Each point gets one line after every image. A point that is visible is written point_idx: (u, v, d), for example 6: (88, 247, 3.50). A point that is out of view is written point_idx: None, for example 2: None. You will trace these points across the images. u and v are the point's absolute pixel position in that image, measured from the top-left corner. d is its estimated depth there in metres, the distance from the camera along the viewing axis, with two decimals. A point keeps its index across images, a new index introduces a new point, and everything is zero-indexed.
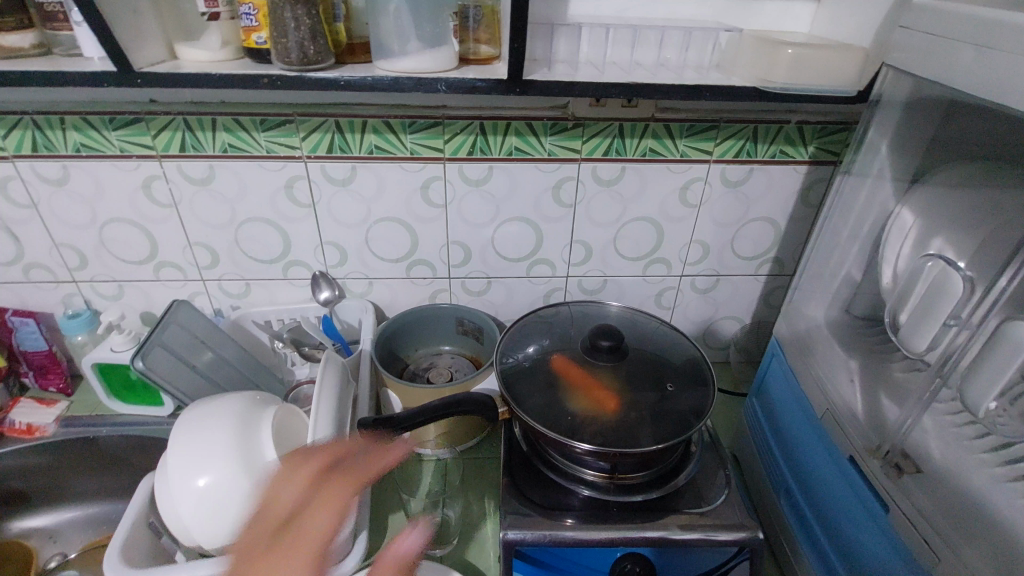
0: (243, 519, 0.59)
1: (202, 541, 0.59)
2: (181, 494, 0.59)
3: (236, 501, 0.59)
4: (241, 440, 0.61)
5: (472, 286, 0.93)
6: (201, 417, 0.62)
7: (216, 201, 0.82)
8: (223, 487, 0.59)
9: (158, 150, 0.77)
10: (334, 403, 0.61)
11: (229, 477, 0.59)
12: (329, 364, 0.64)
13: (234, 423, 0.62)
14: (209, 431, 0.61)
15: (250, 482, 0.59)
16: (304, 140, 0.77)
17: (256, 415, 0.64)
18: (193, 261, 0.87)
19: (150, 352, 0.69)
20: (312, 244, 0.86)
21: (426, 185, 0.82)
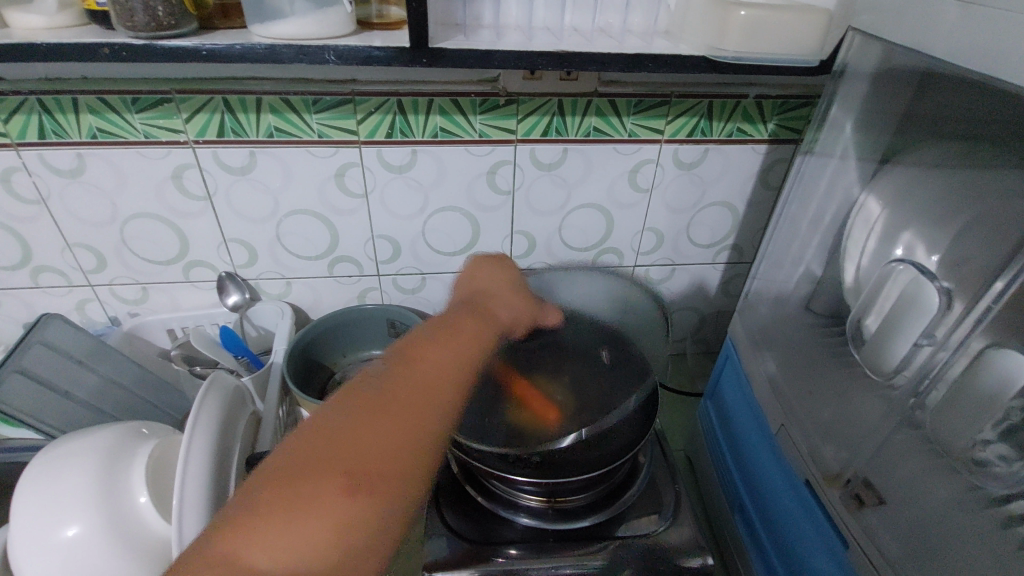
0: None
1: None
2: (33, 556, 0.50)
3: (99, 563, 0.50)
4: (104, 487, 0.51)
5: (405, 283, 0.83)
6: (55, 463, 0.53)
7: (93, 195, 0.70)
8: (81, 547, 0.49)
9: (12, 137, 0.64)
10: (214, 441, 0.51)
11: (89, 535, 0.50)
12: (210, 393, 0.54)
13: (96, 466, 0.52)
14: (66, 477, 0.52)
15: (116, 537, 0.50)
16: (189, 122, 0.65)
17: (124, 457, 0.54)
18: (76, 265, 0.75)
19: (3, 381, 0.59)
20: (214, 242, 0.75)
21: (341, 172, 0.71)
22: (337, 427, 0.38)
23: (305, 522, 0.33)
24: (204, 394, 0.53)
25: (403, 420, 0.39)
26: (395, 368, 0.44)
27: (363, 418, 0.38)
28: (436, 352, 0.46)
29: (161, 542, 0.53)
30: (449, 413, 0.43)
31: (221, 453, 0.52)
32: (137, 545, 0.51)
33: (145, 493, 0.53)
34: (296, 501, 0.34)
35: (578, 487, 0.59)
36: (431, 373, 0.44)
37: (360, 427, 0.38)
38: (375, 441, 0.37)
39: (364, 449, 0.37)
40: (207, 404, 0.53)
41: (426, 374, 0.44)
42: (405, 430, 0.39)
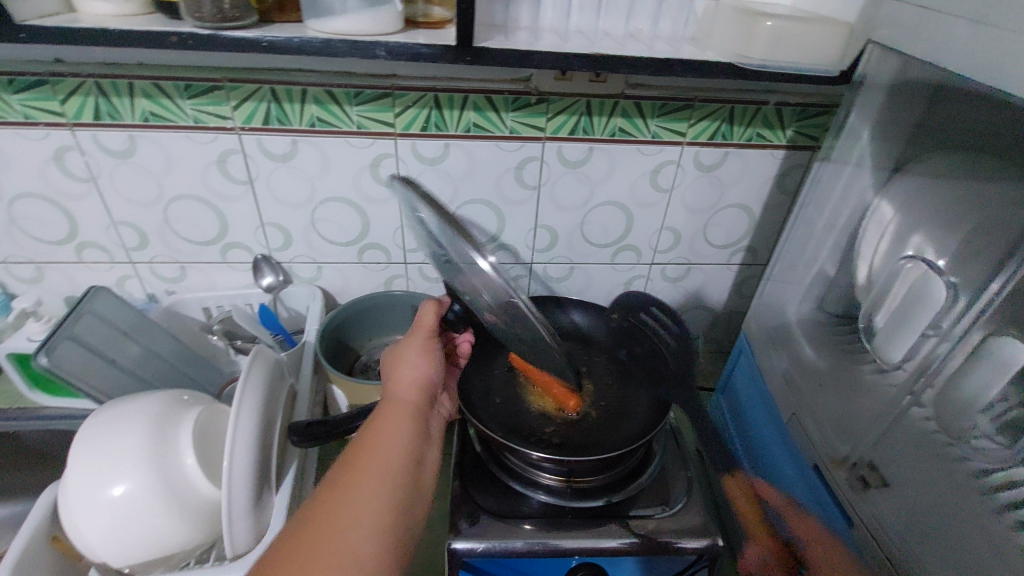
0: (155, 536, 0.53)
1: (112, 558, 0.54)
2: (87, 510, 0.53)
3: (151, 518, 0.53)
4: (154, 447, 0.54)
5: (430, 272, 0.87)
6: (108, 424, 0.56)
7: (141, 176, 0.73)
8: (132, 502, 0.53)
9: (68, 118, 0.68)
10: (262, 412, 0.55)
11: (141, 492, 0.53)
12: (260, 369, 0.57)
13: (146, 426, 0.55)
14: (118, 436, 0.55)
15: (166, 494, 0.53)
16: (236, 110, 0.69)
17: (172, 420, 0.57)
18: (119, 242, 0.79)
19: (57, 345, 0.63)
20: (252, 225, 0.79)
21: (376, 162, 0.74)
22: (278, 560, 0.40)
23: None
24: (252, 369, 0.56)
25: (331, 534, 0.41)
26: (336, 478, 0.46)
27: (296, 549, 0.41)
28: (370, 445, 0.49)
29: (206, 500, 0.56)
30: (378, 500, 0.44)
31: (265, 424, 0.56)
32: (185, 504, 0.55)
33: (191, 456, 0.56)
34: None
35: (593, 469, 0.62)
36: (359, 468, 0.46)
37: (292, 560, 0.40)
38: (304, 565, 0.39)
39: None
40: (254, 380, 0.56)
41: (353, 475, 0.46)
42: (352, 538, 0.41)
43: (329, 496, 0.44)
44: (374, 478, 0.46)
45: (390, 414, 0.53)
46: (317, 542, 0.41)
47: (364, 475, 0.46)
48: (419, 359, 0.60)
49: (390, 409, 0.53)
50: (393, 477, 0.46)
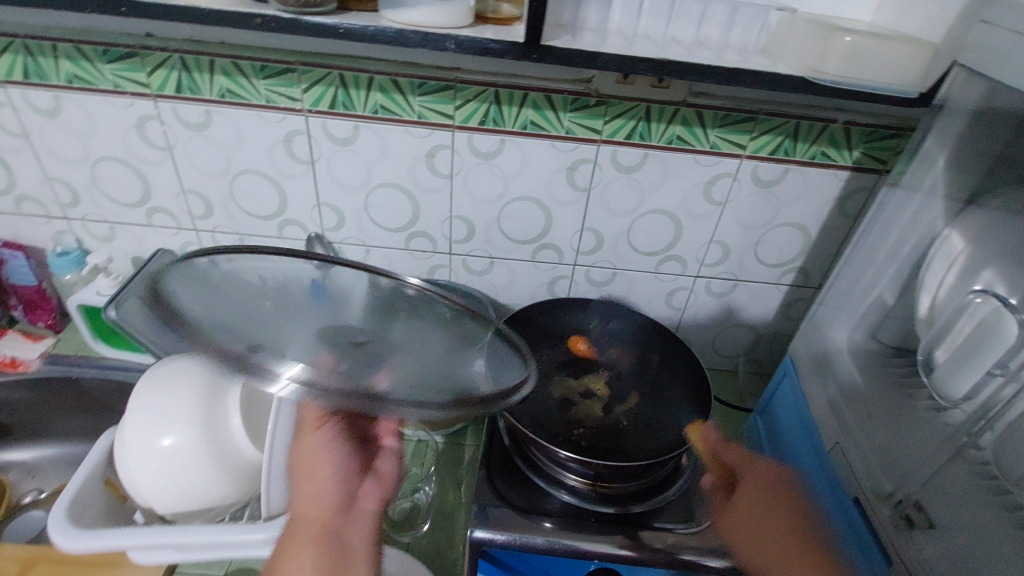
0: (200, 488, 0.57)
1: (158, 504, 0.57)
2: (140, 455, 0.57)
3: (197, 471, 0.56)
4: (205, 404, 0.57)
5: (474, 265, 0.87)
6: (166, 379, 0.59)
7: (213, 149, 0.77)
8: (181, 453, 0.56)
9: (153, 89, 0.72)
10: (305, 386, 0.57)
11: (190, 447, 0.56)
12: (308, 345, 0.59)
13: (199, 384, 0.58)
14: (173, 391, 0.58)
15: (213, 452, 0.56)
16: (306, 92, 0.72)
17: None
18: (186, 210, 0.83)
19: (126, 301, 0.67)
20: (309, 204, 0.82)
21: (432, 153, 0.76)
22: None
23: None
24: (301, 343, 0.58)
25: None
26: None
27: None
28: None
29: (247, 459, 0.59)
30: None
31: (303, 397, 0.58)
32: (229, 462, 0.57)
33: (238, 418, 0.59)
34: None
35: (619, 476, 0.62)
36: None
37: None
38: None
39: None
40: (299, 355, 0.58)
41: None
42: None
43: None
44: None
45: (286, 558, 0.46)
46: None
47: None
48: (315, 473, 0.51)
49: (286, 551, 0.47)
50: None
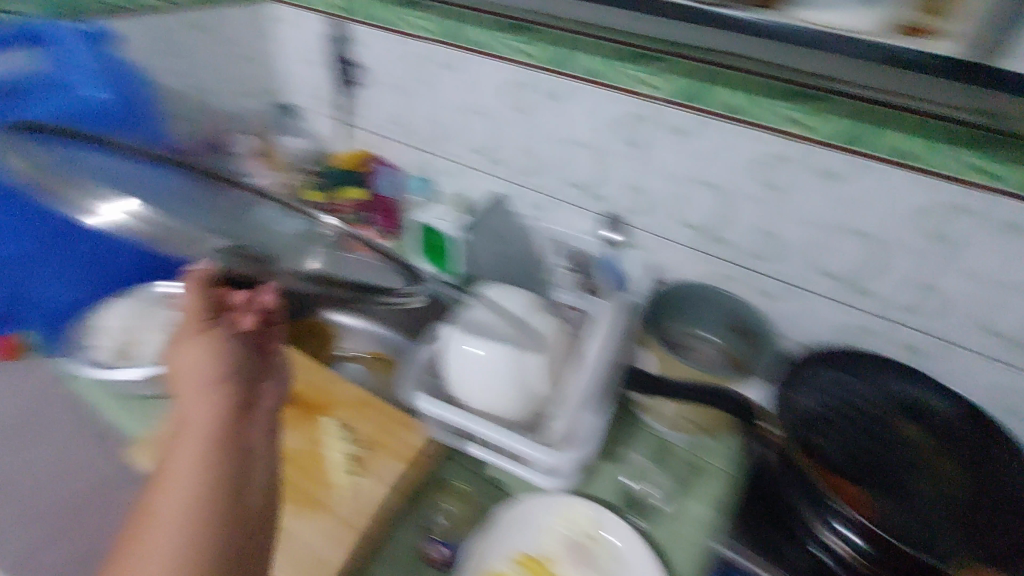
0: (501, 392, 0.64)
1: (465, 397, 0.66)
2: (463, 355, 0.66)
3: (507, 385, 0.64)
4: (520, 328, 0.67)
5: (769, 288, 0.82)
6: (494, 302, 0.70)
7: (561, 117, 0.85)
8: (493, 360, 0.64)
9: (535, 60, 0.82)
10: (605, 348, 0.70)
11: (509, 362, 0.64)
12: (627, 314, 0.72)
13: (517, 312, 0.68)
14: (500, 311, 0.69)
15: (523, 372, 0.64)
16: (667, 81, 0.74)
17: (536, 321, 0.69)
18: (520, 166, 0.95)
19: None
20: (625, 184, 0.86)
21: (768, 163, 0.73)
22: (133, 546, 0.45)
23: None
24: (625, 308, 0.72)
25: (167, 520, 0.46)
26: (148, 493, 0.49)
27: (134, 542, 0.45)
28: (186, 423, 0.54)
29: (535, 392, 0.65)
30: (202, 495, 0.48)
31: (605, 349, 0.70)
32: (524, 384, 0.64)
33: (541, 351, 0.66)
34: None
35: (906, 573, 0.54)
36: (179, 475, 0.49)
37: (137, 556, 0.44)
38: (154, 550, 0.44)
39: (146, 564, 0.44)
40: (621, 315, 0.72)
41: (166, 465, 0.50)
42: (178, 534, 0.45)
43: (147, 499, 0.48)
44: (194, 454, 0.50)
45: (195, 410, 0.55)
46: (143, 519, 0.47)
47: (174, 471, 0.49)
48: (188, 345, 0.62)
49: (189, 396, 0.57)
50: (193, 456, 0.50)
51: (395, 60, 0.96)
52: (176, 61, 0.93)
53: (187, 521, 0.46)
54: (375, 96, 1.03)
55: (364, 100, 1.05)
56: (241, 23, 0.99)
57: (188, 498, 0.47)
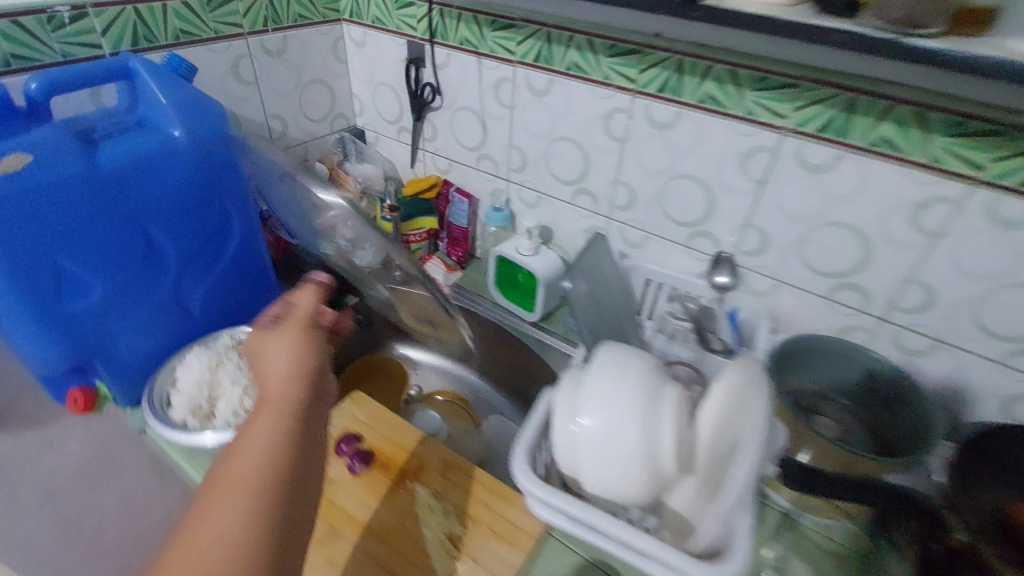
0: (632, 481, 0.57)
1: (587, 481, 0.59)
2: (586, 435, 0.59)
3: (634, 468, 0.56)
4: (649, 405, 0.58)
5: (909, 342, 0.74)
6: (609, 368, 0.61)
7: (663, 148, 0.77)
8: (624, 444, 0.56)
9: (636, 85, 0.74)
10: (731, 410, 0.57)
11: (637, 443, 0.56)
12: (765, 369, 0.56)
13: (644, 385, 0.59)
14: (624, 380, 0.60)
15: (657, 458, 0.56)
16: (798, 110, 0.65)
17: (665, 394, 0.59)
18: (610, 198, 0.87)
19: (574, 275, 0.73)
20: (735, 222, 0.78)
21: (924, 205, 0.63)
22: (197, 511, 0.37)
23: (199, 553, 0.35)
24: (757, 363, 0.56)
25: (226, 505, 0.37)
26: (224, 455, 0.41)
27: (197, 512, 0.37)
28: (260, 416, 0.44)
29: (666, 478, 0.57)
30: (274, 479, 0.39)
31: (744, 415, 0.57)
32: (655, 471, 0.57)
33: (670, 428, 0.57)
34: (190, 553, 0.35)
35: None
36: (254, 450, 0.41)
37: (195, 524, 0.36)
38: (212, 523, 0.36)
39: (202, 547, 0.35)
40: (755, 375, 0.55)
41: (245, 436, 0.42)
42: (240, 520, 0.37)
43: (224, 461, 0.40)
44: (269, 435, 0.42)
45: (268, 408, 0.45)
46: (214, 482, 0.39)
47: (245, 450, 0.41)
48: (284, 329, 0.53)
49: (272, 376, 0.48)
50: (271, 432, 0.42)
51: (475, 83, 0.90)
52: (251, 89, 0.90)
53: (251, 504, 0.37)
54: (450, 120, 0.97)
55: (438, 125, 0.99)
56: (313, 47, 0.97)
57: (256, 476, 0.39)
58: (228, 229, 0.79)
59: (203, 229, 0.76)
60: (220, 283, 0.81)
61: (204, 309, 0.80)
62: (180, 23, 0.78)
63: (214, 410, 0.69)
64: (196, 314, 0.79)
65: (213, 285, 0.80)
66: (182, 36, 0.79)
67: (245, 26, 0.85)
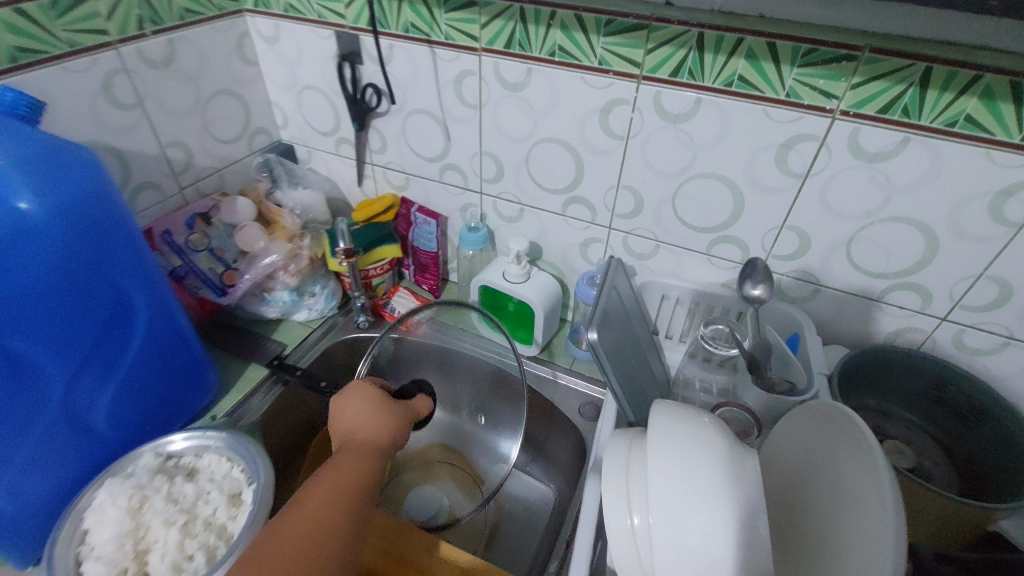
0: None
1: None
2: (669, 550, 0.46)
3: None
4: (736, 492, 0.46)
5: (972, 341, 0.65)
6: (671, 449, 0.49)
7: (679, 144, 0.63)
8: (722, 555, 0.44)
9: (643, 70, 0.59)
10: (850, 493, 0.47)
11: (734, 547, 0.45)
12: (890, 476, 0.44)
13: (723, 467, 0.48)
14: (696, 464, 0.48)
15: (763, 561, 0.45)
16: (854, 88, 0.52)
17: (745, 473, 0.48)
18: (612, 206, 0.72)
19: (599, 323, 0.59)
20: (769, 224, 0.65)
21: (1010, 191, 0.53)
22: (284, 527, 0.47)
23: (286, 557, 0.44)
24: (886, 487, 0.42)
25: (313, 522, 0.48)
26: (311, 488, 0.52)
27: (284, 527, 0.47)
28: (343, 466, 0.55)
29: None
30: (348, 518, 0.50)
31: (843, 512, 0.46)
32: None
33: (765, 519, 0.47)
34: (280, 557, 0.44)
35: None
36: (337, 488, 0.52)
37: (286, 533, 0.47)
38: (300, 529, 0.47)
39: (291, 552, 0.45)
40: (881, 502, 0.42)
41: (332, 476, 0.53)
42: (323, 537, 0.47)
43: (309, 491, 0.51)
44: (351, 486, 0.53)
45: (354, 458, 0.56)
46: (302, 507, 0.49)
47: (328, 486, 0.52)
48: (372, 402, 0.62)
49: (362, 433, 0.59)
50: (353, 481, 0.53)
51: (430, 80, 0.72)
52: (136, 114, 0.68)
53: (333, 527, 0.48)
54: (401, 127, 0.78)
55: (386, 134, 0.80)
56: (211, 49, 0.75)
57: (339, 511, 0.50)
58: (130, 312, 0.59)
59: (96, 320, 0.55)
60: (130, 385, 0.60)
61: (114, 422, 0.60)
62: (15, 37, 0.55)
63: (147, 568, 0.52)
64: (104, 431, 0.59)
65: (121, 391, 0.60)
66: (21, 56, 0.57)
67: (111, 32, 0.63)
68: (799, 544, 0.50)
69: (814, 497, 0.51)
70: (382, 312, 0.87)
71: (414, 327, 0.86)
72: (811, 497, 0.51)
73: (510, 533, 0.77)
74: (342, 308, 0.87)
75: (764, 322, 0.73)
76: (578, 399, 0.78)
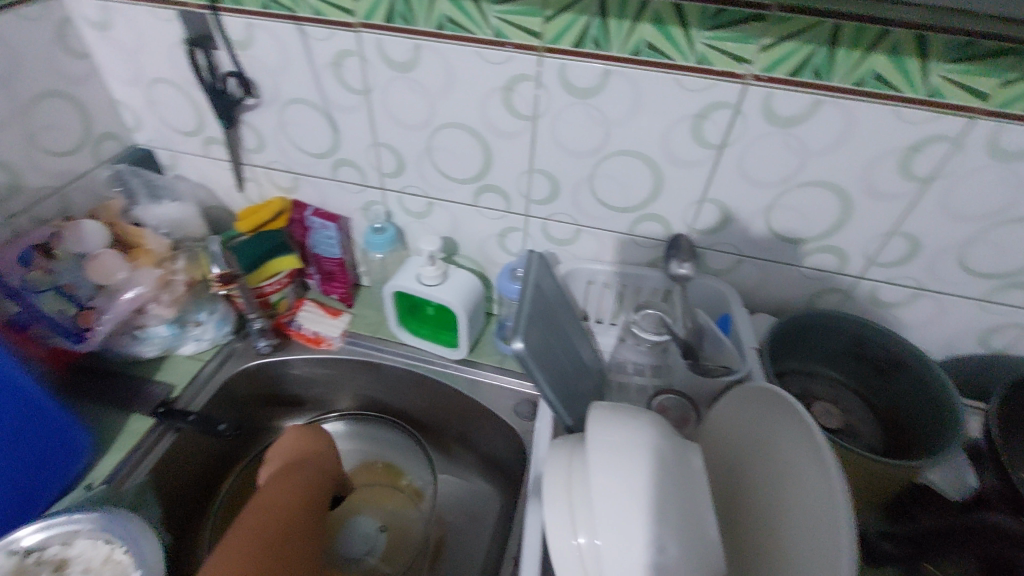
0: None
1: None
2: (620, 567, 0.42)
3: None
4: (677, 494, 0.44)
5: (887, 295, 0.65)
6: (613, 455, 0.45)
7: (590, 121, 0.58)
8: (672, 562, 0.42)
9: (544, 41, 0.53)
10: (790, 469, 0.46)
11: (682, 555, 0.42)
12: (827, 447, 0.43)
13: (664, 468, 0.45)
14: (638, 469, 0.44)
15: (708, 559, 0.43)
16: (765, 51, 0.49)
17: (683, 470, 0.46)
18: (527, 192, 0.66)
19: (524, 328, 0.53)
20: (689, 199, 0.62)
21: (918, 146, 0.52)
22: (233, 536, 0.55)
23: (234, 555, 0.52)
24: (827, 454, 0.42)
25: (260, 528, 0.56)
26: (257, 502, 0.60)
27: (235, 533, 0.55)
28: (287, 482, 0.63)
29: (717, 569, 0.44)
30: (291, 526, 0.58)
31: (787, 488, 0.45)
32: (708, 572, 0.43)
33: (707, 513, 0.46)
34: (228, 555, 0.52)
35: None
36: (282, 501, 0.60)
37: (236, 538, 0.54)
38: (248, 533, 0.55)
39: (239, 550, 0.53)
40: (826, 475, 0.41)
41: (278, 492, 0.61)
42: (268, 537, 0.55)
43: (257, 505, 0.59)
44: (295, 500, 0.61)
45: (297, 475, 0.64)
46: (250, 516, 0.57)
47: (275, 500, 0.60)
48: (311, 436, 0.70)
49: (305, 456, 0.67)
50: (295, 496, 0.61)
51: (304, 64, 0.62)
52: None
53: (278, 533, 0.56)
54: (279, 120, 0.68)
55: (263, 130, 0.70)
56: (21, 40, 0.61)
57: (284, 520, 0.58)
58: None
59: None
60: None
61: None
62: None
63: None
64: None
65: None
66: None
67: None
68: (750, 534, 0.48)
69: (758, 478, 0.50)
70: (287, 330, 0.78)
71: (327, 344, 0.77)
72: (752, 479, 0.51)
73: (455, 550, 0.72)
74: (238, 332, 0.76)
75: (692, 297, 0.71)
76: (512, 399, 0.73)
